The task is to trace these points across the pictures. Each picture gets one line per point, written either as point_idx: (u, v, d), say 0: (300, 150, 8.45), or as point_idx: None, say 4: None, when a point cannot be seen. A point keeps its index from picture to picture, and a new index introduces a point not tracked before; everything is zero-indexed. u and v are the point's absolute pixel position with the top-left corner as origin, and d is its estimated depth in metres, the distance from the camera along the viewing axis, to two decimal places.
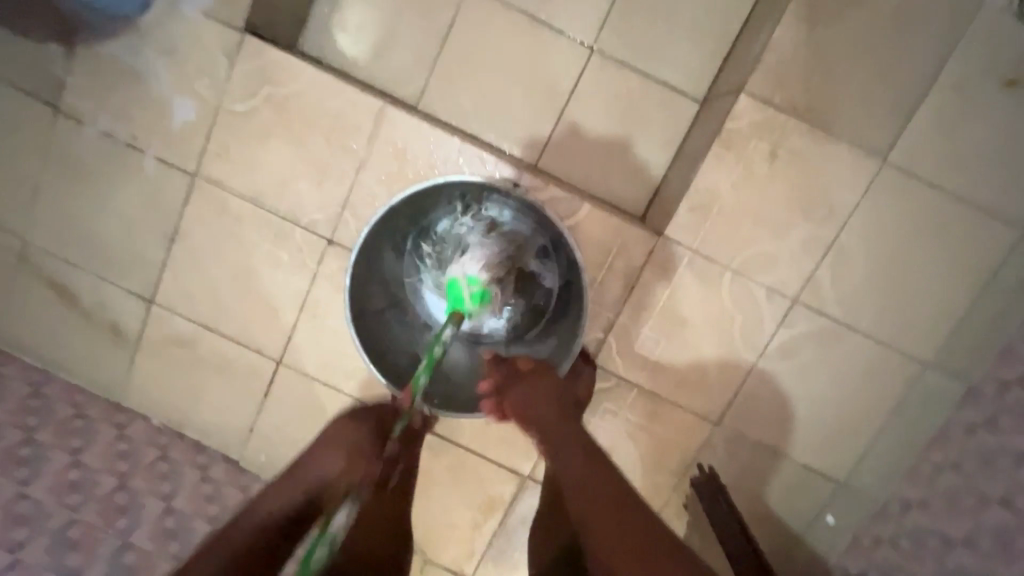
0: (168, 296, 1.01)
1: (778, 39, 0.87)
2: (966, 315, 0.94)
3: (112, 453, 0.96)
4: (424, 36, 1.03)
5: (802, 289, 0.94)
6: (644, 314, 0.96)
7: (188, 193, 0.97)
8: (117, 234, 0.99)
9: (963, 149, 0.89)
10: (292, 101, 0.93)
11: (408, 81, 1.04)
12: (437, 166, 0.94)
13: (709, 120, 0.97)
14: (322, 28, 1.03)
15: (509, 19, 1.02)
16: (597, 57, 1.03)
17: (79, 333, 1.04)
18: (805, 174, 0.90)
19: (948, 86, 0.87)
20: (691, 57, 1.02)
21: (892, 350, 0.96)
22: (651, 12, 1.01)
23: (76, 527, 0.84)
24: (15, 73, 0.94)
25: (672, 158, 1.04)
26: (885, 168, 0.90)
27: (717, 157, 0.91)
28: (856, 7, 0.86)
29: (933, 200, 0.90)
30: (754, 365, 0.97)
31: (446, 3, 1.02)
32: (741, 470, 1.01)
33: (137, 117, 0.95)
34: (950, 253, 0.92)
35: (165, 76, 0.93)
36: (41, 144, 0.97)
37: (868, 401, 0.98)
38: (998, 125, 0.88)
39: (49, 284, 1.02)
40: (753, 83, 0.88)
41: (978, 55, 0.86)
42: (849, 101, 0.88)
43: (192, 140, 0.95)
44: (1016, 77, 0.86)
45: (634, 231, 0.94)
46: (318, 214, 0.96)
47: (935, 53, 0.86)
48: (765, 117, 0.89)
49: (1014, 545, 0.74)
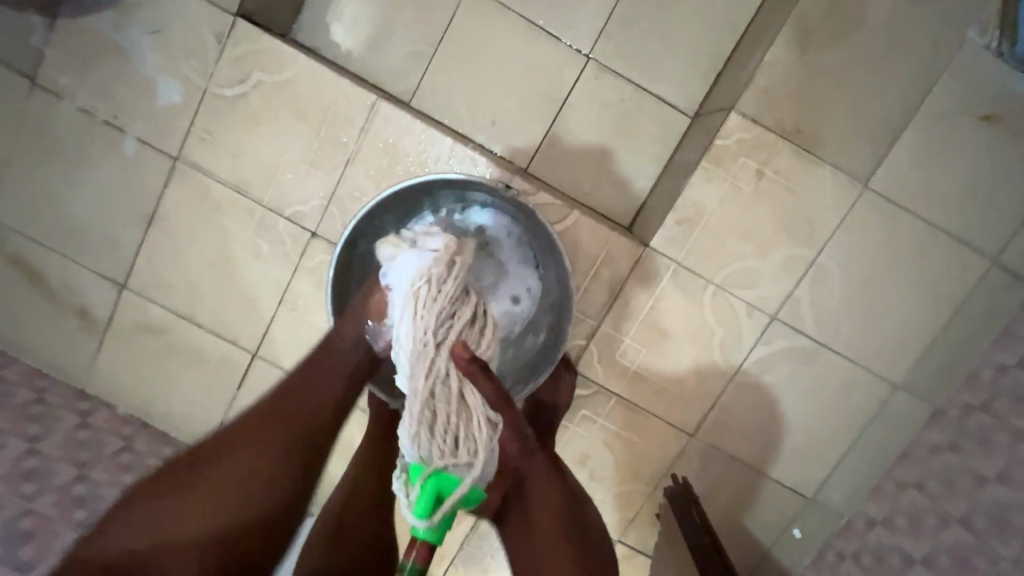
0: (142, 281, 0.98)
1: (773, 60, 0.88)
2: (935, 342, 0.96)
3: (74, 442, 0.92)
4: (420, 32, 1.02)
5: (781, 307, 0.95)
6: (626, 323, 0.97)
7: (168, 177, 0.94)
8: (91, 215, 0.96)
9: (941, 180, 0.90)
10: (281, 89, 0.91)
11: (400, 77, 1.02)
12: (427, 164, 0.93)
13: (700, 135, 0.98)
14: (315, 18, 1.01)
15: (507, 21, 1.01)
16: (592, 65, 1.02)
17: (44, 315, 1.00)
18: (791, 195, 0.91)
19: (929, 116, 0.89)
20: (685, 71, 1.03)
21: (865, 372, 0.98)
22: (649, 23, 1.01)
23: (30, 518, 0.78)
24: None
25: (662, 169, 1.04)
26: (866, 193, 0.91)
27: (707, 171, 0.91)
28: (850, 34, 0.87)
29: (912, 227, 0.92)
30: (731, 380, 0.98)
31: (444, 1, 1.01)
32: (714, 483, 1.03)
33: (119, 96, 0.92)
34: (924, 280, 0.94)
35: (150, 56, 0.90)
36: (16, 117, 0.93)
37: (839, 421, 1.00)
38: (974, 158, 0.90)
39: (15, 263, 0.98)
40: (745, 101, 0.89)
41: (959, 88, 0.88)
42: (837, 125, 0.89)
43: (175, 123, 0.92)
44: (992, 113, 0.88)
45: (621, 241, 0.94)
46: (303, 206, 0.94)
47: (920, 84, 0.88)
48: (756, 136, 0.90)
49: (971, 563, 0.80)
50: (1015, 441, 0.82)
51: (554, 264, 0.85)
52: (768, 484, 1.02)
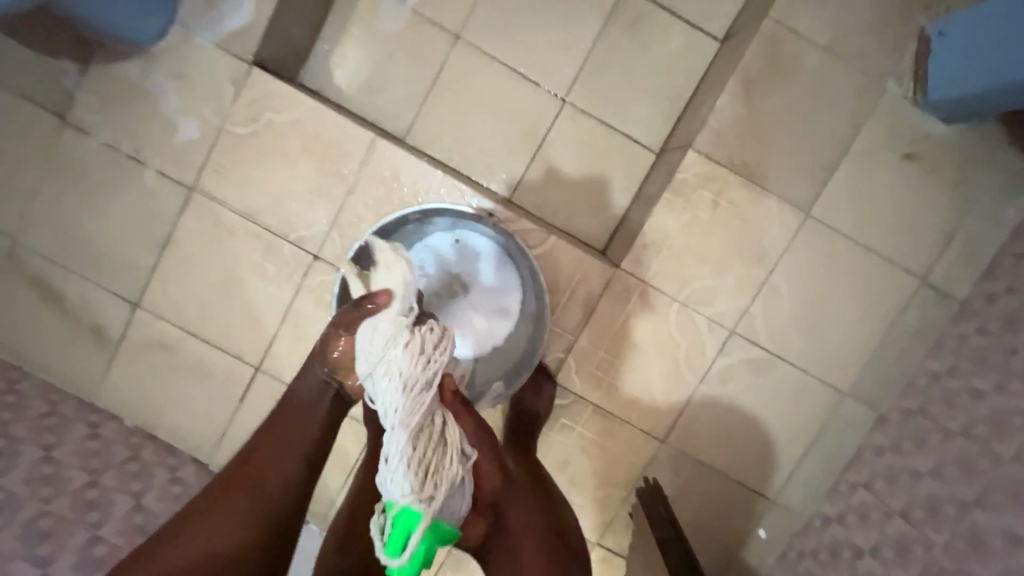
0: (155, 300, 1.06)
1: (723, 106, 1.01)
2: (875, 353, 1.07)
3: (85, 451, 0.98)
4: (414, 78, 1.14)
5: (738, 322, 1.06)
6: (601, 338, 1.06)
7: (184, 205, 1.03)
8: (110, 239, 1.04)
9: (872, 210, 1.03)
10: (290, 127, 1.01)
11: (396, 117, 1.14)
12: (420, 195, 1.04)
13: (664, 169, 1.10)
14: (320, 64, 1.13)
15: (493, 68, 1.14)
16: (568, 107, 1.15)
17: (60, 332, 1.07)
18: (743, 222, 1.03)
19: (859, 154, 1.02)
20: (650, 113, 1.15)
21: (816, 381, 1.08)
22: (617, 72, 1.15)
23: (47, 518, 0.84)
24: (28, 85, 1.01)
25: (631, 199, 1.16)
26: (808, 220, 1.03)
27: (669, 201, 1.03)
28: (789, 83, 1.01)
29: (850, 251, 1.04)
30: (696, 389, 1.08)
31: (436, 51, 1.13)
32: (684, 486, 1.11)
33: (142, 132, 1.02)
34: (863, 297, 1.06)
35: (172, 97, 1.01)
36: (46, 152, 1.02)
37: (795, 426, 1.09)
38: (899, 190, 1.03)
39: (35, 284, 1.06)
40: (700, 140, 1.01)
41: (883, 131, 1.02)
42: (780, 162, 1.02)
43: (192, 156, 1.02)
44: (912, 151, 1.02)
45: (595, 263, 1.05)
46: (306, 231, 1.04)
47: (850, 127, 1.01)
48: (711, 170, 1.02)
49: (908, 549, 0.88)
50: (943, 439, 0.92)
51: (530, 281, 0.96)
52: (733, 487, 1.11)
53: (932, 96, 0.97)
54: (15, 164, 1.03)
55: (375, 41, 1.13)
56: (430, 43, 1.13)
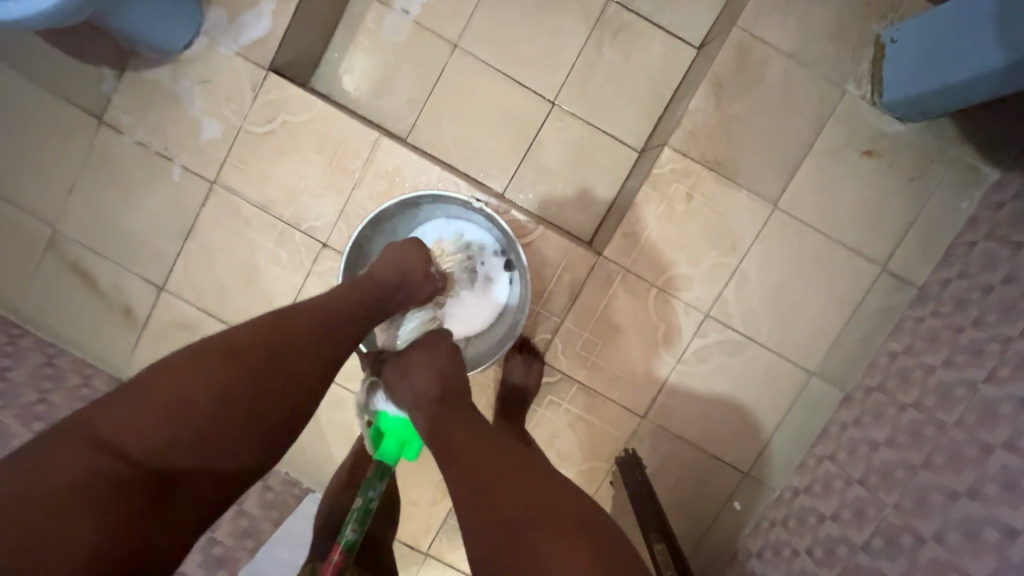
0: (178, 284, 1.17)
1: (696, 107, 1.11)
2: (841, 336, 1.15)
3: None
4: (416, 83, 1.24)
5: (712, 306, 1.15)
6: (585, 320, 1.15)
7: (207, 197, 1.14)
8: (140, 228, 1.15)
9: (835, 203, 1.12)
10: (303, 127, 1.12)
11: (399, 118, 1.25)
12: (419, 188, 1.14)
13: (644, 166, 1.19)
14: (330, 71, 1.24)
15: (488, 74, 1.24)
16: (556, 110, 1.25)
17: (93, 313, 1.18)
18: (715, 213, 1.12)
19: (822, 151, 1.11)
20: (632, 115, 1.25)
21: (785, 362, 1.16)
22: (602, 76, 1.25)
23: None
24: (70, 90, 1.12)
25: (616, 194, 1.25)
26: (775, 213, 1.12)
27: (647, 194, 1.12)
28: (756, 86, 1.10)
29: (816, 240, 1.13)
30: (674, 368, 1.16)
31: (436, 59, 1.24)
32: (663, 460, 1.19)
33: (170, 132, 1.13)
34: (828, 284, 1.14)
35: (198, 100, 1.12)
36: (84, 150, 1.14)
37: (766, 404, 1.18)
38: (860, 185, 1.11)
39: (72, 269, 1.17)
40: (675, 138, 1.11)
41: (843, 130, 1.11)
42: (749, 158, 1.11)
43: (215, 153, 1.13)
44: (870, 149, 1.11)
45: (579, 251, 1.14)
46: (317, 222, 1.14)
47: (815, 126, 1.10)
48: (685, 165, 1.11)
49: (864, 511, 0.96)
50: (898, 412, 1.00)
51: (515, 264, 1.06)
52: (709, 461, 1.19)
53: (890, 97, 1.06)
54: (56, 160, 1.14)
55: (380, 50, 1.24)
56: (430, 51, 1.24)
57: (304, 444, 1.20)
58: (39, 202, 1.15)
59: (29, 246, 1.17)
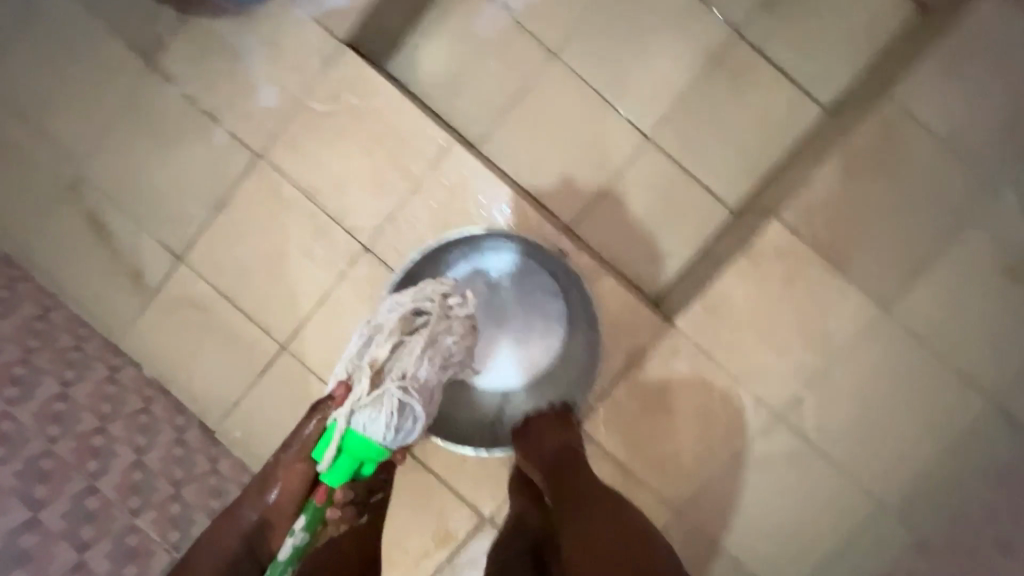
0: (198, 258, 1.05)
1: (818, 180, 0.95)
2: (929, 474, 0.99)
3: (100, 394, 0.96)
4: (500, 87, 1.10)
5: (787, 407, 0.99)
6: (637, 392, 1.01)
7: (248, 169, 1.02)
8: (169, 190, 1.04)
9: (957, 322, 0.95)
10: (368, 114, 0.99)
11: (474, 122, 1.11)
12: (483, 208, 1.00)
13: (739, 232, 1.04)
14: (409, 56, 1.10)
15: (583, 92, 1.10)
16: (650, 147, 1.10)
17: (101, 269, 1.06)
18: (814, 304, 0.96)
19: (955, 260, 0.94)
20: (735, 170, 1.09)
21: (857, 489, 1.00)
22: (709, 120, 1.09)
23: (49, 458, 0.83)
24: (126, 24, 1.01)
25: (696, 255, 1.10)
26: (885, 318, 0.96)
27: (739, 267, 0.97)
28: (894, 169, 0.94)
29: (924, 360, 0.96)
30: (727, 467, 1.01)
31: (527, 64, 1.10)
32: (691, 566, 1.04)
33: (223, 90, 1.00)
34: (927, 412, 0.97)
35: (260, 62, 0.99)
36: (128, 92, 1.02)
37: (823, 531, 1.01)
38: (993, 308, 0.95)
39: (88, 218, 1.06)
40: (786, 211, 0.96)
41: (987, 240, 0.94)
42: (867, 250, 0.95)
43: (267, 124, 1.01)
44: (1014, 267, 0.94)
45: (647, 314, 0.99)
46: (361, 222, 1.01)
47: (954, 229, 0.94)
48: (791, 243, 0.96)
49: None
50: None
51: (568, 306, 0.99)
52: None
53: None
54: (97, 97, 1.03)
55: (469, 42, 1.10)
56: (524, 55, 1.10)
57: None
58: (69, 139, 1.04)
59: (50, 185, 1.06)
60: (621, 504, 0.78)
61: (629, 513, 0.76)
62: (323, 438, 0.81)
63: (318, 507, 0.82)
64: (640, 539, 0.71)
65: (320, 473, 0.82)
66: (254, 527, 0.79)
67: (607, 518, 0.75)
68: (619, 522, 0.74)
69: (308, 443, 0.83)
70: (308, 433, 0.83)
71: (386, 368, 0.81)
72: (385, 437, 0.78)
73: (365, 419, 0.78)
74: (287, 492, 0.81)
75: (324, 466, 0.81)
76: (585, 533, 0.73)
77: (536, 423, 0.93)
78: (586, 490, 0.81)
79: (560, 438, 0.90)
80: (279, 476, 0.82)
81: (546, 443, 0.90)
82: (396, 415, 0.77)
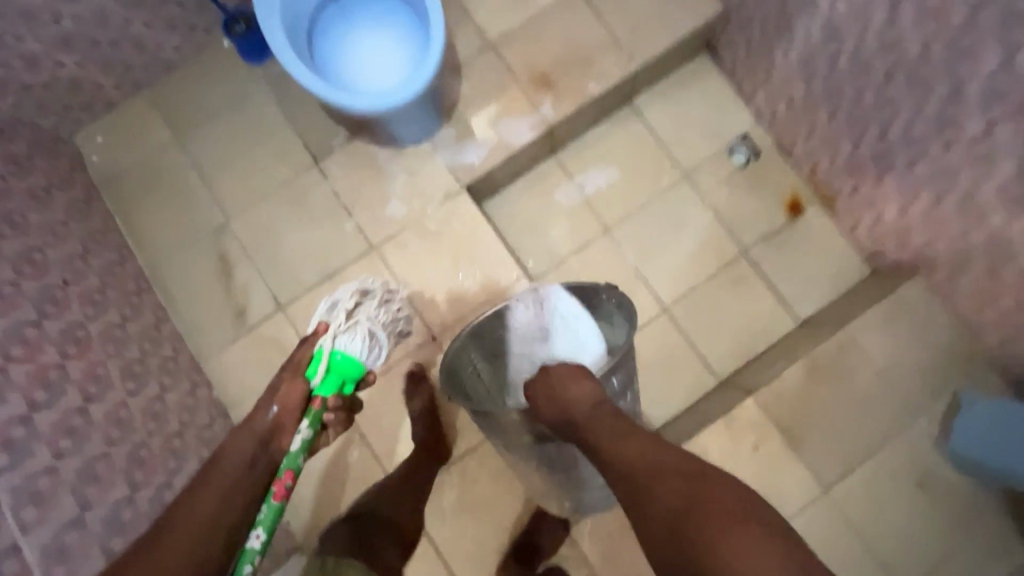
0: (297, 310, 1.28)
1: (787, 376, 1.25)
2: None
3: (185, 404, 1.14)
4: (563, 242, 1.44)
5: None
6: None
7: (361, 254, 1.29)
8: (293, 252, 1.30)
9: (879, 514, 1.20)
10: (467, 240, 1.30)
11: (537, 263, 1.42)
12: None
13: (723, 398, 1.31)
14: (502, 202, 1.44)
15: (624, 263, 1.43)
16: (666, 315, 1.41)
17: (213, 299, 1.29)
18: (773, 472, 1.21)
19: (880, 466, 1.22)
20: (729, 348, 1.40)
21: None
22: (716, 306, 1.41)
23: (145, 449, 0.98)
24: (306, 130, 1.34)
25: (687, 408, 1.36)
26: (824, 497, 1.20)
27: (720, 427, 1.23)
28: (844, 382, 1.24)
29: (851, 540, 1.19)
30: None
31: (588, 232, 1.44)
32: None
33: (363, 194, 1.31)
34: None
35: (398, 181, 1.31)
36: (288, 176, 1.33)
37: None
38: (907, 511, 1.20)
39: (219, 256, 1.30)
40: (761, 393, 1.24)
41: (904, 456, 1.22)
42: (817, 439, 1.22)
43: (387, 226, 1.30)
44: (922, 482, 1.21)
45: None
46: (437, 317, 1.27)
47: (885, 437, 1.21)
48: (761, 418, 1.23)
49: None
50: None
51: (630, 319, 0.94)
52: None
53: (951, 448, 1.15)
54: (263, 172, 1.33)
55: (549, 204, 1.45)
56: (587, 224, 1.44)
57: (320, 502, 1.22)
58: (229, 197, 1.32)
59: (198, 226, 1.31)
60: (719, 496, 0.63)
61: (714, 491, 0.64)
62: (313, 360, 0.93)
63: (317, 411, 0.91)
64: (745, 499, 0.62)
65: (314, 387, 0.93)
66: (264, 431, 0.87)
67: (717, 525, 0.60)
68: (722, 518, 0.60)
69: (302, 362, 0.94)
70: (301, 355, 0.94)
71: (353, 313, 1.03)
72: (364, 356, 0.96)
73: (341, 338, 0.95)
74: (288, 401, 0.90)
75: (317, 380, 0.92)
76: (699, 549, 0.59)
77: (555, 373, 0.88)
78: (636, 481, 0.71)
79: (578, 392, 0.84)
80: (280, 390, 0.91)
81: (569, 378, 0.87)
82: (368, 338, 0.98)
